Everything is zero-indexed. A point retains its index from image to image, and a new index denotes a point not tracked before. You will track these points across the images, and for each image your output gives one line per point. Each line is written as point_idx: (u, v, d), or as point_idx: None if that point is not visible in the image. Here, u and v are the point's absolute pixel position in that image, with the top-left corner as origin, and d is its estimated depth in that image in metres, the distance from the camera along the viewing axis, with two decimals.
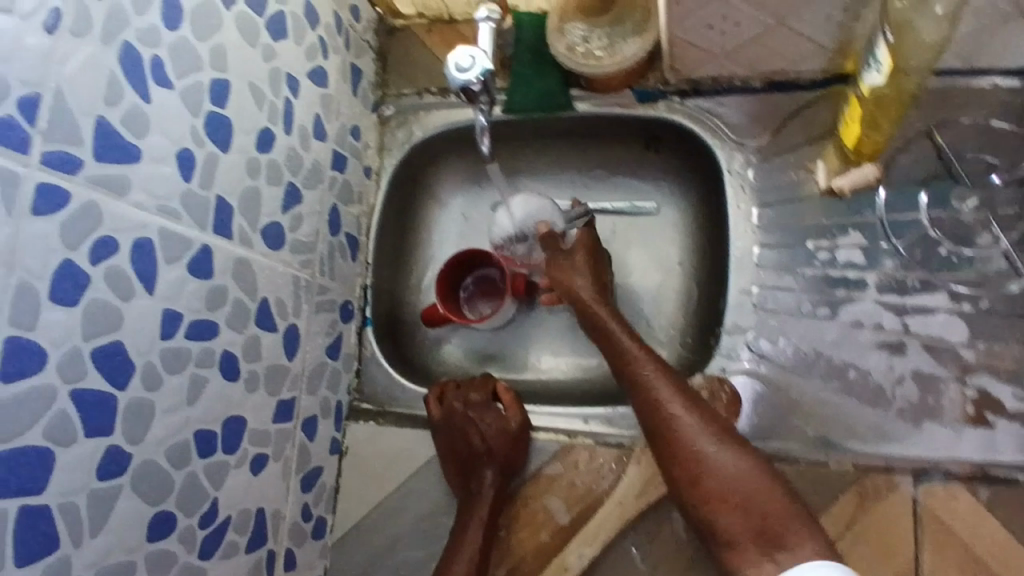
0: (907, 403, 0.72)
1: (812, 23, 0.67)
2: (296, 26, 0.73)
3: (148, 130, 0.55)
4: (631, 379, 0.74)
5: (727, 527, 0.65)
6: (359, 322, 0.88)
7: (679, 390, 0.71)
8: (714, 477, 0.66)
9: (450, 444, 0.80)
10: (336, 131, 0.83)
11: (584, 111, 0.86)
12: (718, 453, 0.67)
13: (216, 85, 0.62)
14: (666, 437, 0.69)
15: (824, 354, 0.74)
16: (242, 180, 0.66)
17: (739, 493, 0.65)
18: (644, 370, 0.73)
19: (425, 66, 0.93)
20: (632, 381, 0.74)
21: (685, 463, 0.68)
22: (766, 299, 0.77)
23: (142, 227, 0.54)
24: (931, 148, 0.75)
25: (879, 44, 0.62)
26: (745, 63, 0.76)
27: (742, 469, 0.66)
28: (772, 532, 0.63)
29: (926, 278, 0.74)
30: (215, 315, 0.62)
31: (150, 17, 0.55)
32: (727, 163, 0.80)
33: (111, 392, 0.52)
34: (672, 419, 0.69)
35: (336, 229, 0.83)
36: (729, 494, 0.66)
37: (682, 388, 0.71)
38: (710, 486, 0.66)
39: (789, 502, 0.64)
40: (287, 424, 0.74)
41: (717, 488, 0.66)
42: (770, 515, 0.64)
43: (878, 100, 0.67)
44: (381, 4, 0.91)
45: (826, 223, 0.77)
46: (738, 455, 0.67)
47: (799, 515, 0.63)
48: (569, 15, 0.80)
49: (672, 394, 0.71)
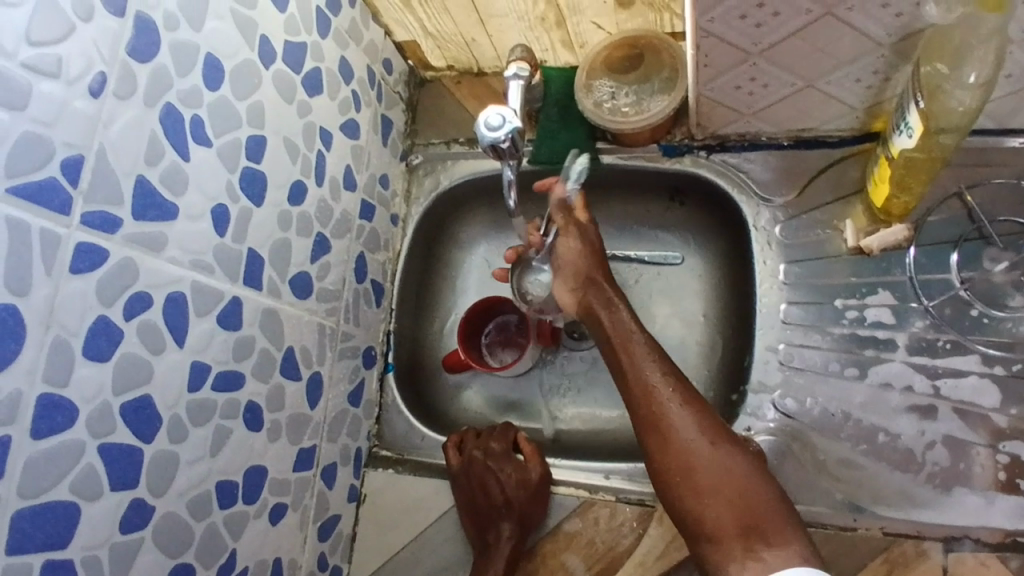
0: (941, 470, 0.69)
1: (840, 85, 0.68)
2: (331, 81, 0.76)
3: (186, 187, 0.57)
4: (626, 360, 0.70)
5: (713, 520, 0.62)
6: (381, 368, 0.88)
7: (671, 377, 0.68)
8: (704, 470, 0.63)
9: (466, 492, 0.79)
10: (366, 180, 0.85)
11: (611, 164, 0.87)
12: (709, 445, 0.64)
13: (252, 140, 0.64)
14: (656, 422, 0.66)
15: (853, 416, 0.73)
16: (273, 231, 0.67)
17: (730, 486, 0.62)
18: (638, 353, 0.69)
19: (454, 117, 0.95)
20: (624, 363, 0.70)
21: (673, 450, 0.64)
22: (793, 357, 0.76)
23: (175, 281, 0.55)
24: (961, 208, 0.74)
25: (911, 110, 0.62)
26: (773, 121, 0.77)
27: (732, 462, 0.63)
28: (761, 531, 0.60)
29: (956, 339, 0.72)
30: (241, 365, 0.63)
31: (193, 78, 0.57)
32: (753, 219, 0.80)
33: (138, 444, 0.53)
34: (664, 403, 0.66)
35: (361, 276, 0.84)
36: (719, 486, 0.62)
37: (673, 375, 0.68)
38: (699, 477, 0.63)
39: (779, 502, 0.62)
40: (307, 472, 0.74)
41: (708, 479, 0.63)
42: (759, 514, 0.61)
43: (909, 161, 0.67)
44: (413, 58, 0.94)
45: (854, 282, 0.76)
46: (727, 447, 0.64)
47: (788, 518, 0.61)
48: (596, 73, 0.82)
49: (665, 378, 0.67)
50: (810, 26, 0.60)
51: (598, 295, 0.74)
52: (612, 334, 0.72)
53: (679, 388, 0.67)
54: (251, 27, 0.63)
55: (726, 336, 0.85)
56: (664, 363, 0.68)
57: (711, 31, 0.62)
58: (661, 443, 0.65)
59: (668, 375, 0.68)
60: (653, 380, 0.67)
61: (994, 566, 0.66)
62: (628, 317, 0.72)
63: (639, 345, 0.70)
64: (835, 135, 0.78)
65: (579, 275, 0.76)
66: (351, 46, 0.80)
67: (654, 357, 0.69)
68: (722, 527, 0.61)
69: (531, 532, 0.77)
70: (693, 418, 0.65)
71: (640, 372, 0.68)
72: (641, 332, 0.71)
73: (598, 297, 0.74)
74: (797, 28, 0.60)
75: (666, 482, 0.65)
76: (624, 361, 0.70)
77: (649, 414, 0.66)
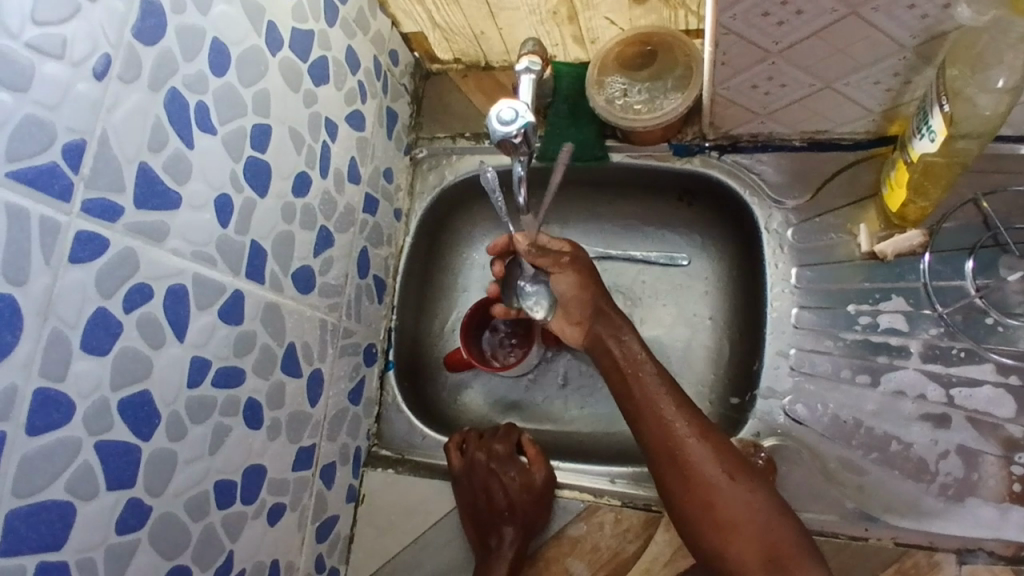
0: (954, 480, 0.68)
1: (859, 88, 0.67)
2: (338, 71, 0.74)
3: (189, 176, 0.54)
4: (641, 392, 0.69)
5: (736, 554, 0.62)
6: (381, 365, 0.87)
7: (687, 411, 0.68)
8: (726, 504, 0.63)
9: (467, 494, 0.77)
10: (370, 173, 0.83)
11: (619, 162, 0.85)
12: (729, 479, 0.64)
13: (258, 129, 0.62)
14: (674, 458, 0.66)
15: (865, 425, 0.72)
16: (277, 224, 0.65)
17: (751, 520, 0.63)
18: (653, 385, 0.69)
19: (461, 111, 0.94)
20: (637, 396, 0.69)
21: (693, 487, 0.65)
22: (804, 363, 0.75)
23: (177, 273, 0.53)
24: (977, 215, 0.73)
25: (935, 114, 0.61)
26: (787, 122, 0.76)
27: (750, 494, 0.64)
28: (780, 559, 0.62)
29: (970, 347, 0.71)
30: (242, 362, 0.61)
31: (199, 63, 0.55)
32: (765, 222, 0.79)
33: (135, 442, 0.51)
34: (682, 438, 0.66)
35: (364, 271, 0.82)
36: (741, 521, 0.63)
37: (688, 406, 0.68)
38: (721, 511, 0.64)
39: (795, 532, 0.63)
40: (306, 471, 0.72)
41: (730, 515, 0.63)
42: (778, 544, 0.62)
43: (928, 167, 0.66)
44: (420, 50, 0.92)
45: (867, 287, 0.75)
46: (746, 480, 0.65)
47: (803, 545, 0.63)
48: (609, 69, 0.81)
49: (681, 412, 0.67)
50: (834, 25, 0.59)
51: (603, 325, 0.74)
52: (623, 367, 0.72)
53: (693, 420, 0.67)
54: (259, 13, 0.61)
55: (734, 339, 0.84)
56: (677, 396, 0.69)
57: (732, 28, 0.61)
58: (682, 478, 0.65)
59: (682, 407, 0.68)
60: (670, 414, 0.67)
61: None
62: (636, 346, 0.72)
63: (652, 378, 0.70)
64: (850, 137, 0.77)
65: (582, 306, 0.75)
66: (359, 35, 0.78)
67: (667, 390, 0.69)
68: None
69: (533, 537, 0.76)
70: (710, 452, 0.65)
71: (652, 406, 0.68)
72: (650, 361, 0.71)
73: (606, 329, 0.74)
74: (821, 27, 0.59)
75: (686, 516, 0.65)
76: (636, 395, 0.70)
77: (667, 449, 0.66)
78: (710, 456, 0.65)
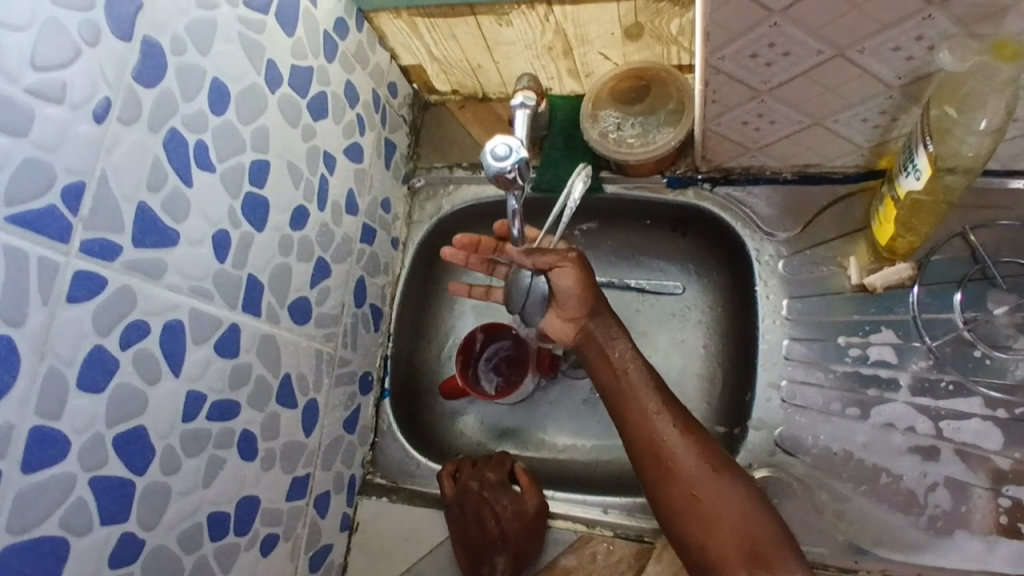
0: (944, 513, 0.69)
1: (847, 125, 0.69)
2: (337, 105, 0.76)
3: (187, 213, 0.56)
4: (624, 387, 0.70)
5: (717, 550, 0.62)
6: (377, 393, 0.87)
7: (669, 406, 0.68)
8: (708, 498, 0.63)
9: (462, 524, 0.77)
10: (368, 204, 0.84)
11: (613, 193, 0.86)
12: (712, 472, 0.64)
13: (256, 164, 0.63)
14: (655, 450, 0.66)
15: (855, 456, 0.72)
16: (273, 257, 0.66)
17: (732, 513, 0.62)
18: (637, 381, 0.69)
19: (458, 141, 0.95)
20: (622, 392, 0.70)
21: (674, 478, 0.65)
22: (795, 394, 0.75)
23: (173, 309, 0.54)
24: (965, 248, 0.74)
25: (920, 152, 0.62)
26: (779, 156, 0.77)
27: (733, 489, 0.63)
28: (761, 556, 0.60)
29: (959, 380, 0.72)
30: (237, 394, 0.62)
31: (198, 103, 0.56)
32: (756, 253, 0.80)
33: (130, 477, 0.51)
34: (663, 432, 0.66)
35: (361, 300, 0.83)
36: (722, 514, 0.62)
37: (672, 403, 0.69)
38: (703, 506, 0.63)
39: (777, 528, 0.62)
40: (300, 501, 0.72)
41: (711, 508, 0.63)
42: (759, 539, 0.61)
43: (916, 203, 0.68)
44: (419, 81, 0.93)
45: (857, 320, 0.76)
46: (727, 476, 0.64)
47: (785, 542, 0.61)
48: (603, 102, 0.82)
49: (665, 408, 0.68)
50: (820, 67, 0.60)
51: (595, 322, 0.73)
52: (610, 362, 0.71)
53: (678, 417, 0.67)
54: (259, 52, 0.63)
55: (727, 369, 0.85)
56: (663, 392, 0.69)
57: (721, 69, 0.62)
58: (663, 472, 0.65)
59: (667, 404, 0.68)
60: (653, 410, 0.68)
61: None
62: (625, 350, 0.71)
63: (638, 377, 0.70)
64: (840, 171, 0.78)
65: (580, 304, 0.72)
66: (357, 69, 0.80)
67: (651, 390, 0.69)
68: (726, 555, 0.61)
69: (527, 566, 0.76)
70: (693, 447, 0.65)
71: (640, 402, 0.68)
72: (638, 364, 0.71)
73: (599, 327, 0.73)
74: (808, 68, 0.60)
75: (666, 510, 0.65)
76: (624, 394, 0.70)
77: (648, 443, 0.66)
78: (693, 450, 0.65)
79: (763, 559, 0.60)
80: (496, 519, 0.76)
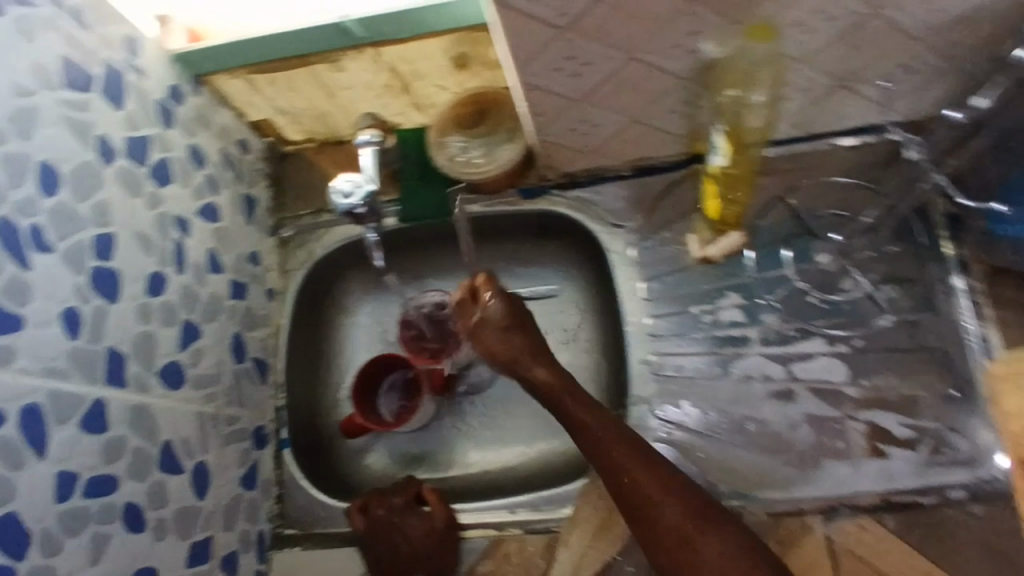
0: (807, 446, 0.76)
1: (661, 118, 0.76)
2: (183, 169, 0.77)
3: (31, 296, 0.56)
4: (577, 418, 0.71)
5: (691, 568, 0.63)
6: (275, 445, 0.87)
7: (620, 432, 0.69)
8: (670, 518, 0.64)
9: (376, 556, 0.78)
10: (234, 260, 0.85)
11: (476, 213, 0.91)
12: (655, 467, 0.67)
13: (100, 238, 0.64)
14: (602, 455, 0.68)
15: (725, 412, 0.79)
16: (134, 326, 0.66)
17: (696, 528, 0.63)
18: (582, 411, 0.71)
19: (320, 186, 0.97)
20: (575, 423, 0.71)
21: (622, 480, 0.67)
22: (664, 366, 0.81)
23: (29, 393, 0.54)
24: (787, 210, 0.84)
25: (716, 133, 0.71)
26: (612, 154, 0.84)
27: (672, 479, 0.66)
28: (730, 567, 0.62)
29: (802, 326, 0.80)
30: (113, 468, 0.61)
31: (26, 188, 0.57)
32: (610, 245, 0.87)
33: (7, 566, 0.50)
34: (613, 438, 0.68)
35: (240, 356, 0.83)
36: (688, 532, 0.63)
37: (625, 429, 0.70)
38: (668, 528, 0.64)
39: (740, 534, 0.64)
40: (202, 566, 0.71)
41: (675, 528, 0.64)
42: (727, 549, 0.62)
43: (729, 177, 0.76)
44: (271, 134, 0.95)
45: (706, 289, 0.83)
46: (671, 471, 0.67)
47: (746, 544, 0.63)
48: (446, 129, 0.87)
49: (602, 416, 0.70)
50: (620, 72, 0.67)
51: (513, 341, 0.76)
52: (554, 395, 0.74)
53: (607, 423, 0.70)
54: (86, 128, 0.63)
55: (608, 356, 0.91)
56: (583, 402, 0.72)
57: (535, 84, 0.68)
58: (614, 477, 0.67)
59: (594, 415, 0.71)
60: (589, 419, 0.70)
61: (870, 526, 0.72)
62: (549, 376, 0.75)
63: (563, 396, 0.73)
64: (671, 160, 0.85)
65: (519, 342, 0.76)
66: (201, 131, 0.82)
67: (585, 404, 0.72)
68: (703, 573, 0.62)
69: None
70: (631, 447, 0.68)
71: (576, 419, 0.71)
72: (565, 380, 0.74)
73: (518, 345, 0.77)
74: (609, 73, 0.67)
75: (641, 534, 0.66)
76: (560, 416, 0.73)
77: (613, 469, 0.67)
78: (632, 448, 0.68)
79: (733, 571, 0.62)
80: (408, 543, 0.78)
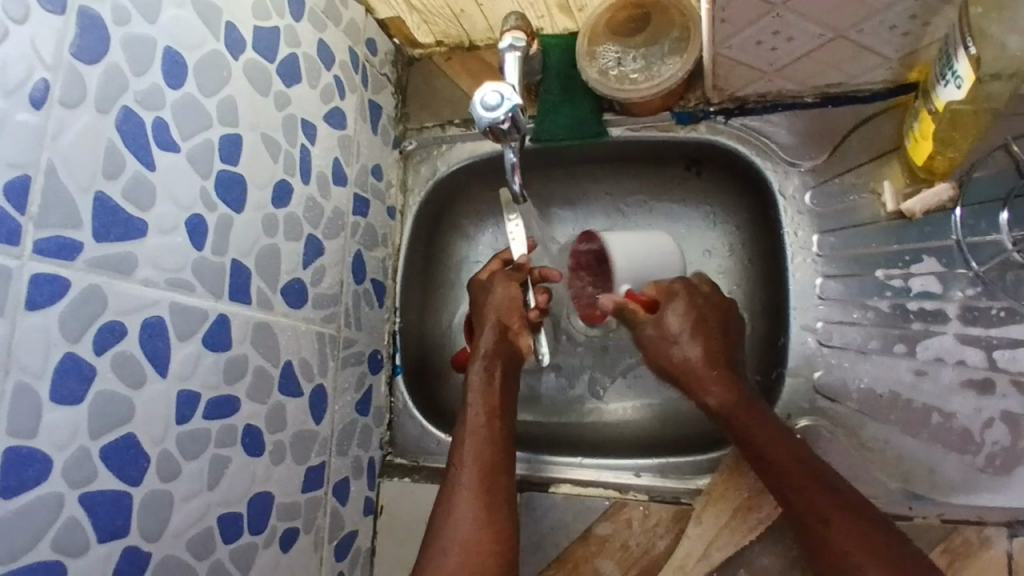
0: (1002, 451, 0.64)
1: (873, 34, 0.61)
2: (310, 68, 0.69)
3: (155, 200, 0.51)
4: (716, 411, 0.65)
5: (848, 546, 0.56)
6: (389, 371, 0.83)
7: (779, 435, 0.62)
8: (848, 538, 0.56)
9: (462, 538, 0.58)
10: (357, 172, 0.78)
11: (619, 137, 0.80)
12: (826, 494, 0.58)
13: (226, 139, 0.58)
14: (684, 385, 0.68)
15: (902, 397, 0.67)
16: (258, 238, 0.61)
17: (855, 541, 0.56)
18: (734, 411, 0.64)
19: (447, 97, 0.88)
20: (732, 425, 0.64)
21: (754, 443, 0.63)
22: (832, 335, 0.70)
23: (153, 304, 0.50)
24: (1010, 161, 0.67)
25: (961, 58, 0.55)
26: (797, 78, 0.70)
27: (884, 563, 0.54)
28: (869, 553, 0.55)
29: (1011, 307, 0.66)
30: (235, 388, 0.58)
31: (151, 77, 0.51)
32: (780, 187, 0.74)
33: (125, 488, 0.48)
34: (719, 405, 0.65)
35: (360, 276, 0.78)
36: (861, 545, 0.55)
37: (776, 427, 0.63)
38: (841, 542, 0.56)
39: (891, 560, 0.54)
40: (317, 491, 0.69)
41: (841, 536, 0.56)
42: (868, 549, 0.55)
43: (955, 116, 0.61)
44: (399, 35, 0.86)
45: (897, 250, 0.70)
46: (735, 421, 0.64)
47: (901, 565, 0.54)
48: (600, 37, 0.75)
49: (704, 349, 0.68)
50: None
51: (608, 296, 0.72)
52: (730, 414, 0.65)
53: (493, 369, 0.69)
54: (214, 14, 0.57)
55: (756, 315, 0.79)
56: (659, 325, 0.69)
57: None
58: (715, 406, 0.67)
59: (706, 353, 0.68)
60: (697, 360, 0.67)
61: None
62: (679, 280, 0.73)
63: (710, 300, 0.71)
64: (866, 89, 0.71)
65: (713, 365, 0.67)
66: (330, 27, 0.73)
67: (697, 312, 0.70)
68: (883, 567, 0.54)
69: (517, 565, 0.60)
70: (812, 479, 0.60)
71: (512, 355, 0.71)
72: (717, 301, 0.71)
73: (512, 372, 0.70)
74: None
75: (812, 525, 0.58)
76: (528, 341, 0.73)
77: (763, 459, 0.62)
78: (780, 448, 0.62)
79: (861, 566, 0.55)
80: (508, 504, 0.62)
